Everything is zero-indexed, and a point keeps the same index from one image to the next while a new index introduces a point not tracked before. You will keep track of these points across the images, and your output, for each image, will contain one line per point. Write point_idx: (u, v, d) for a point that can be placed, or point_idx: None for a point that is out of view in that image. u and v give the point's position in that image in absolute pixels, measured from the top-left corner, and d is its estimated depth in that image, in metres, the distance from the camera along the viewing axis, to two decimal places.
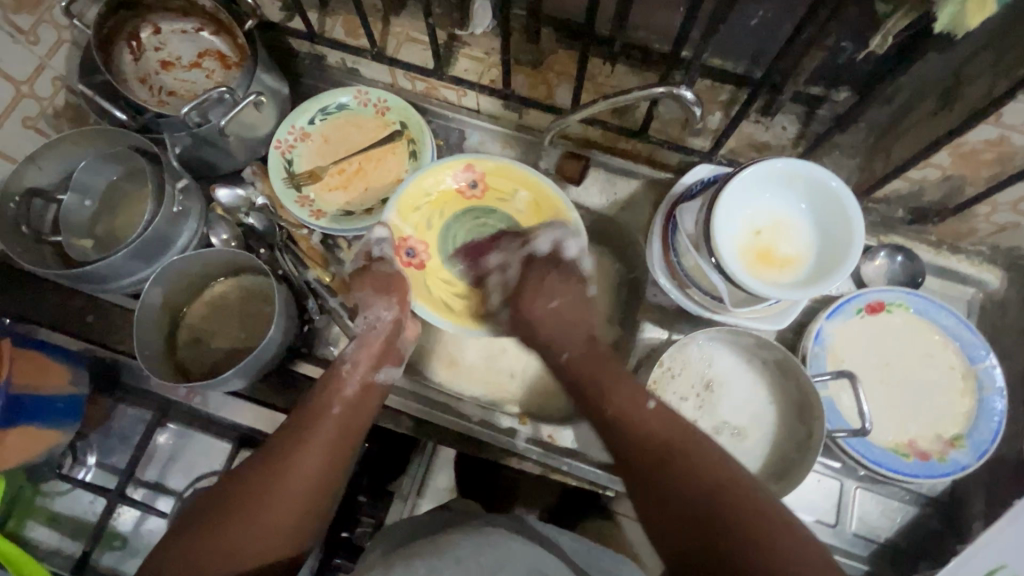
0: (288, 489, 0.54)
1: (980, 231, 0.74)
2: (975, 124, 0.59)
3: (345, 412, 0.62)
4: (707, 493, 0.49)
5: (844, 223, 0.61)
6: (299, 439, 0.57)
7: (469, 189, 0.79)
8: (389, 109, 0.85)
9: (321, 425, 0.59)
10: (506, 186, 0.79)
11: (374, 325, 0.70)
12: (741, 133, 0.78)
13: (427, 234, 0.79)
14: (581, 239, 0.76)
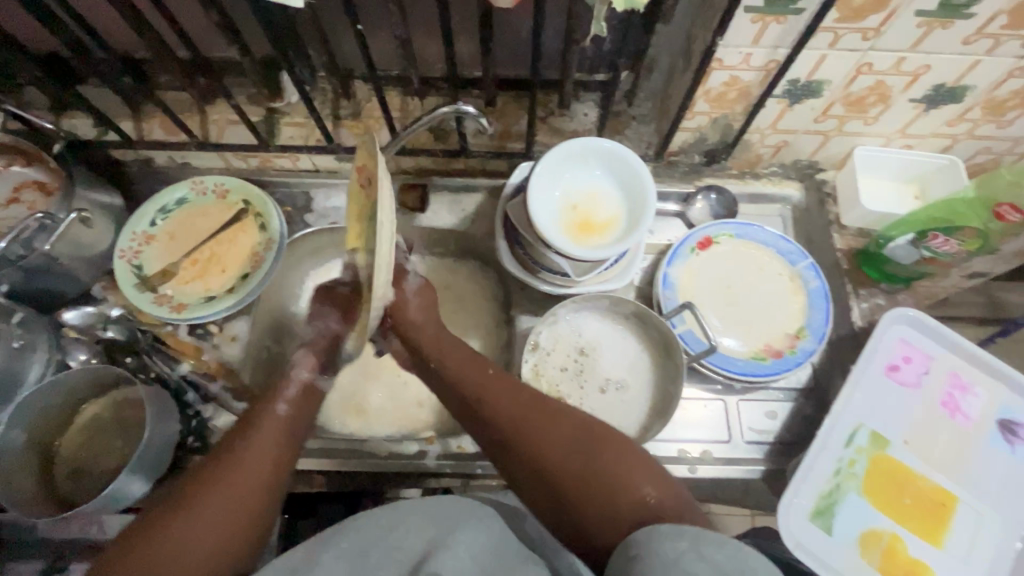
0: (235, 487, 0.51)
1: (764, 155, 0.87)
2: (709, 71, 0.70)
3: (290, 417, 0.59)
4: (573, 447, 0.51)
5: (636, 180, 0.71)
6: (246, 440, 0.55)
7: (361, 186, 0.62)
8: (229, 192, 0.88)
9: (265, 432, 0.56)
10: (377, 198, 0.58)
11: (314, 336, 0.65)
12: (550, 128, 0.87)
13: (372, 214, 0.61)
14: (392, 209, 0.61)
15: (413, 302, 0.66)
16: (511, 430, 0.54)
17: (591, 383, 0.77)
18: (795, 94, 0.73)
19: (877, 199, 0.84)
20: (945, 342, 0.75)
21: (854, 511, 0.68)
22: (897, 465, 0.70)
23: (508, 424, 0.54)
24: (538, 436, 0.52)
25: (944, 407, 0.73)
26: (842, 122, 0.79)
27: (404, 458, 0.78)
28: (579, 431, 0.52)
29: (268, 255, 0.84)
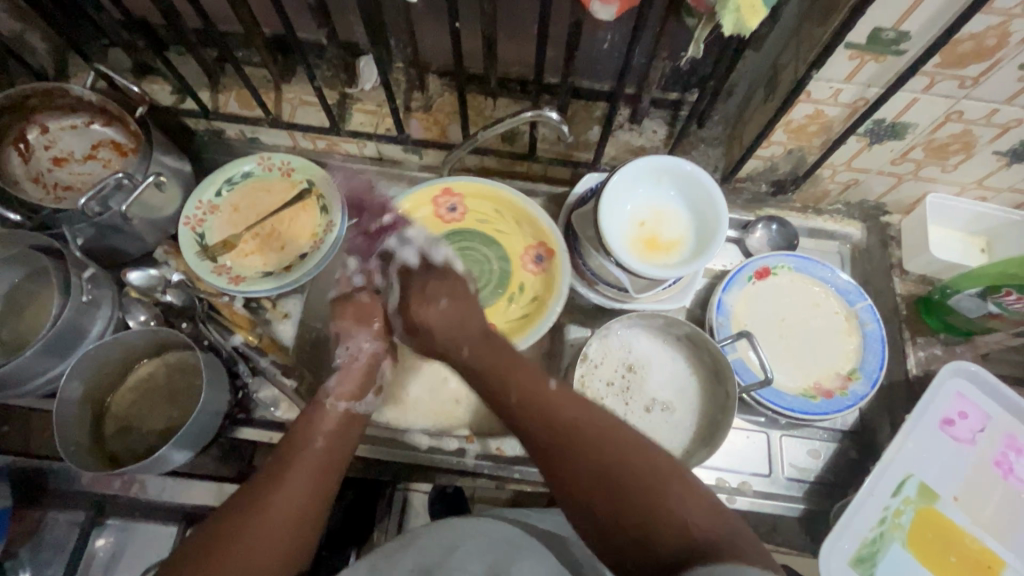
0: (274, 529, 0.52)
1: (832, 191, 0.86)
2: (794, 103, 0.70)
3: (329, 446, 0.60)
4: (607, 471, 0.48)
5: (708, 204, 0.70)
6: (287, 475, 0.55)
7: (451, 213, 0.83)
8: (294, 170, 0.89)
9: (304, 457, 0.58)
10: (489, 209, 0.83)
11: (356, 356, 0.72)
12: (618, 141, 0.87)
13: (472, 221, 0.83)
14: (556, 259, 0.78)
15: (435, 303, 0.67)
16: (550, 449, 0.52)
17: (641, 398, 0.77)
18: (877, 134, 0.72)
19: (943, 247, 0.83)
20: (1005, 402, 0.74)
21: (895, 563, 0.67)
22: (944, 521, 0.69)
23: (545, 446, 0.52)
24: (577, 457, 0.50)
25: (998, 468, 0.71)
26: (919, 166, 0.77)
27: (441, 453, 0.78)
28: (612, 448, 0.50)
29: (328, 237, 0.85)
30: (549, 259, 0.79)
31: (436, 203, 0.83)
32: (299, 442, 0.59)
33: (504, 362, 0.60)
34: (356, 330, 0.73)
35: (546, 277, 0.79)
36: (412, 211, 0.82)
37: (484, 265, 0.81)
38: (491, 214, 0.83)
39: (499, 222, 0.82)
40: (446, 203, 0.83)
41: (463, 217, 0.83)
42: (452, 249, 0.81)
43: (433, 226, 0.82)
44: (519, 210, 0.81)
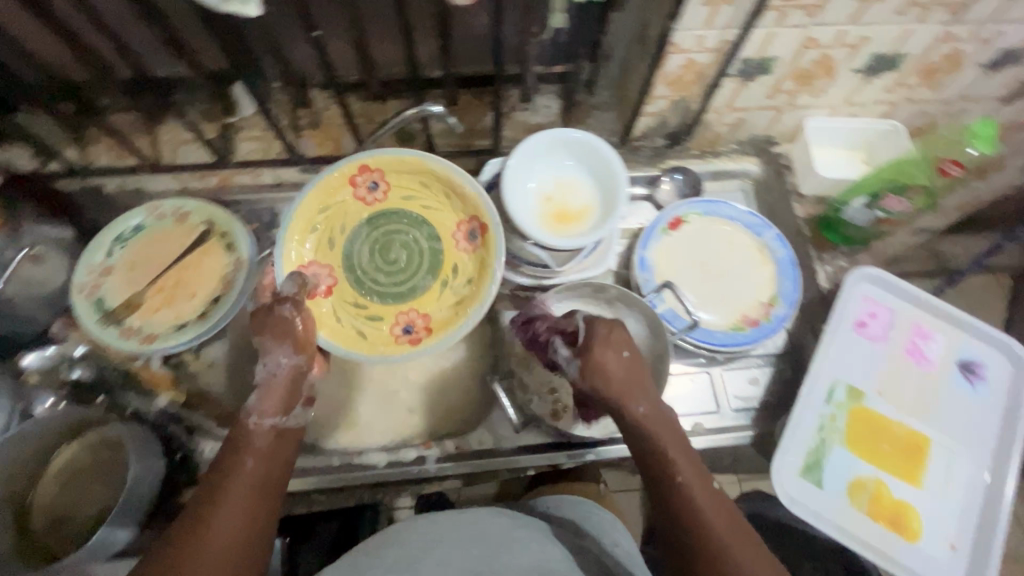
0: (194, 574, 0.45)
1: (723, 133, 0.90)
2: (666, 56, 0.72)
3: (261, 469, 0.53)
4: None
5: (607, 167, 0.72)
6: (210, 517, 0.48)
7: (374, 192, 0.74)
8: (190, 213, 0.85)
9: (231, 492, 0.50)
10: (413, 183, 0.75)
11: (276, 371, 0.59)
12: (515, 122, 0.87)
13: (393, 198, 0.75)
14: (488, 236, 0.71)
15: (611, 363, 0.56)
16: (692, 544, 0.50)
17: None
18: (747, 72, 0.76)
19: (831, 166, 0.88)
20: (906, 296, 0.80)
21: (839, 464, 0.72)
22: (874, 416, 0.74)
23: (688, 538, 0.51)
24: (722, 564, 0.48)
25: (911, 357, 0.78)
26: (792, 96, 0.82)
27: (402, 465, 0.77)
28: (761, 569, 0.48)
29: (239, 275, 0.82)
30: (482, 236, 0.72)
31: (353, 183, 0.74)
32: (224, 473, 0.51)
33: (675, 443, 0.54)
34: (273, 349, 0.59)
35: (479, 258, 0.73)
36: (328, 198, 0.74)
37: (412, 250, 0.75)
38: (416, 187, 0.75)
39: (427, 198, 0.75)
40: (361, 180, 0.74)
41: (386, 196, 0.75)
42: (374, 234, 0.75)
43: (358, 210, 0.75)
44: (445, 184, 0.73)
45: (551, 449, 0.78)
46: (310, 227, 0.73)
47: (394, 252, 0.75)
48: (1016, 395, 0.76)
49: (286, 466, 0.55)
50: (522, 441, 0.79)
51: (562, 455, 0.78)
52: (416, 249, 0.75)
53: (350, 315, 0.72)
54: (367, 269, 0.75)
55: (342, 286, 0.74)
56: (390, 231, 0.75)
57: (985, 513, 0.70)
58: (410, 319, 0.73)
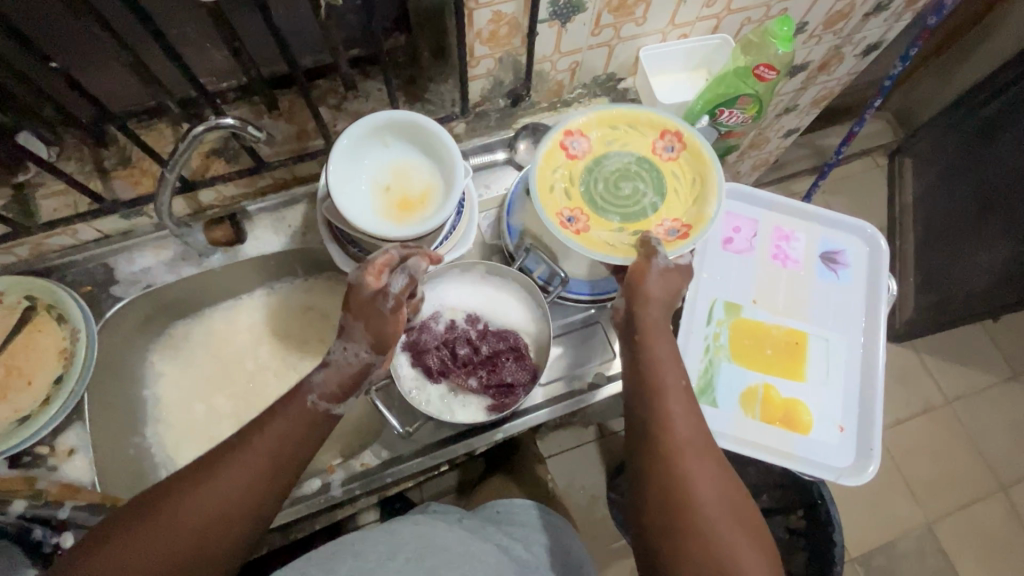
0: (206, 502, 0.51)
1: (564, 80, 0.88)
2: (470, 13, 0.68)
3: (293, 431, 0.56)
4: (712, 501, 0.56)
5: (438, 143, 0.69)
6: (238, 451, 0.53)
7: (667, 154, 0.76)
8: (4, 292, 0.75)
9: (262, 440, 0.54)
10: (702, 162, 0.74)
11: (349, 362, 0.59)
12: (348, 113, 0.82)
13: (672, 166, 0.75)
14: (692, 234, 0.70)
15: (653, 284, 0.66)
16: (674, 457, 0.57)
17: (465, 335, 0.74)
18: (561, 15, 0.73)
19: (673, 91, 0.89)
20: (762, 203, 0.83)
21: (730, 378, 0.74)
22: (753, 324, 0.77)
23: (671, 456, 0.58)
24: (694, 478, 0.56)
25: (777, 260, 0.80)
26: (617, 29, 0.80)
27: (311, 497, 0.74)
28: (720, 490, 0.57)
29: (77, 347, 0.74)
30: (682, 234, 0.71)
31: (658, 139, 0.76)
32: (262, 425, 0.55)
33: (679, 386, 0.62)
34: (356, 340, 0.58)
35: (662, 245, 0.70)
36: (640, 121, 0.77)
37: (642, 193, 0.74)
38: (686, 178, 0.74)
39: (671, 183, 0.74)
40: (664, 140, 0.76)
41: (678, 157, 0.75)
42: (625, 170, 0.75)
43: (642, 146, 0.76)
44: (708, 189, 0.73)
45: (463, 437, 0.75)
46: (646, 137, 0.77)
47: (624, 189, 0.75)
48: (875, 273, 0.80)
49: (314, 445, 0.57)
50: (421, 444, 0.75)
51: (475, 440, 0.75)
52: (640, 204, 0.73)
53: (561, 184, 0.73)
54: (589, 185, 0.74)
55: (548, 197, 0.72)
56: (660, 186, 0.74)
57: (865, 392, 0.74)
58: (577, 214, 0.72)
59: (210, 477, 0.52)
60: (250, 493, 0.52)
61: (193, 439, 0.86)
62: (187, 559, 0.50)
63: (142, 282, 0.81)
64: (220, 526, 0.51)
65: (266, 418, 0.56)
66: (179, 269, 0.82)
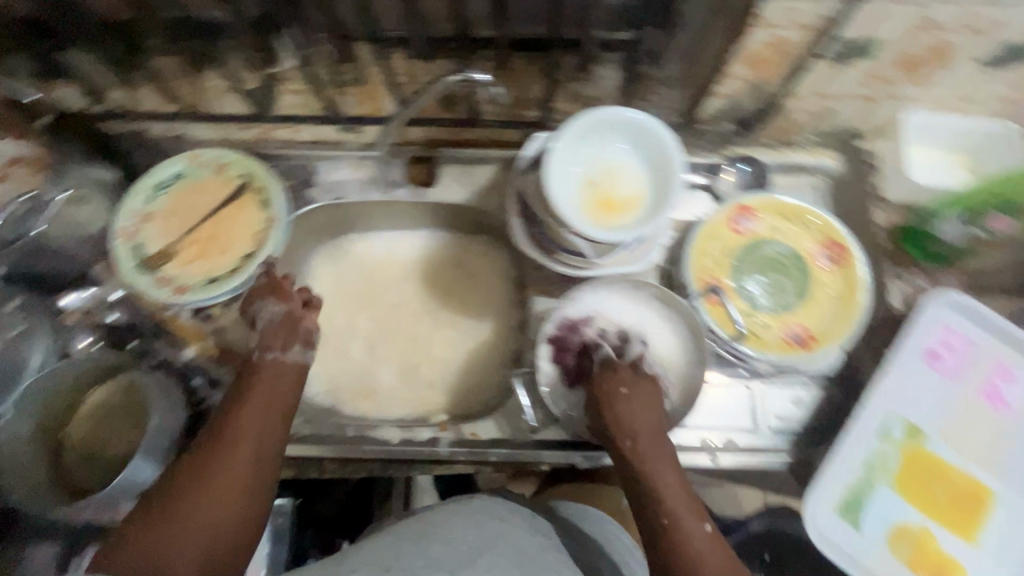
0: (214, 482, 0.53)
1: (803, 121, 0.80)
2: (748, 31, 0.63)
3: (269, 391, 0.62)
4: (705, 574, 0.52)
5: (663, 156, 0.65)
6: (226, 423, 0.58)
7: (823, 264, 0.78)
8: (229, 166, 0.84)
9: (248, 404, 0.60)
10: (853, 286, 0.76)
11: (269, 320, 0.69)
12: (568, 94, 0.81)
13: (821, 276, 0.77)
14: (815, 347, 0.74)
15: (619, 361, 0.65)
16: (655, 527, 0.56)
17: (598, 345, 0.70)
18: (841, 56, 0.66)
19: (927, 169, 0.77)
20: (991, 327, 0.70)
21: (883, 506, 0.66)
22: (930, 459, 0.67)
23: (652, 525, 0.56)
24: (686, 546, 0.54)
25: (986, 398, 0.69)
26: (892, 86, 0.71)
27: (419, 444, 0.76)
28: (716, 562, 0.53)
29: (271, 233, 0.81)
30: (806, 343, 0.74)
31: (819, 246, 0.78)
32: (239, 398, 0.61)
33: (656, 446, 0.60)
34: (267, 299, 0.70)
35: (784, 346, 0.74)
36: (810, 224, 0.79)
37: (785, 289, 0.77)
38: (833, 292, 0.77)
39: (815, 291, 0.77)
40: (826, 250, 0.78)
41: (832, 270, 0.77)
42: (777, 262, 0.79)
43: (803, 247, 0.79)
44: (848, 312, 0.75)
45: (567, 447, 0.74)
46: (810, 239, 0.79)
47: (771, 276, 0.78)
48: None
49: (291, 402, 0.63)
50: (532, 435, 0.75)
51: (578, 455, 0.74)
52: (779, 298, 0.77)
53: (716, 252, 0.78)
54: (740, 265, 0.78)
55: (702, 258, 0.77)
56: (802, 291, 0.77)
57: None
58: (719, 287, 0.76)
59: (206, 459, 0.54)
60: (254, 460, 0.56)
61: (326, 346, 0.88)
62: (215, 534, 0.51)
63: (336, 193, 0.87)
64: (238, 497, 0.53)
65: (232, 405, 0.60)
66: (369, 192, 0.87)
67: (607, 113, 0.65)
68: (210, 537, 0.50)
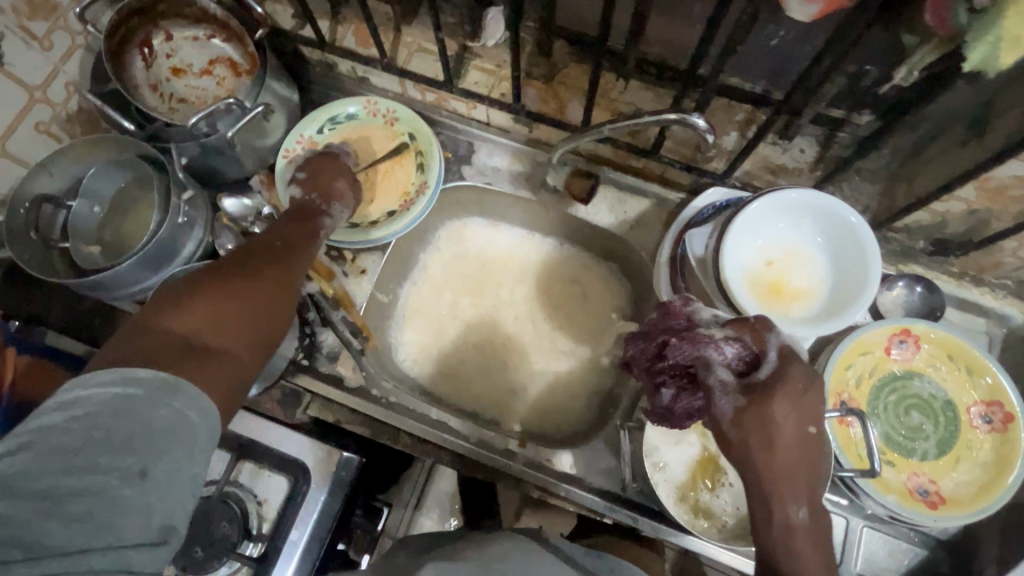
0: (263, 273, 0.57)
1: (1005, 265, 0.71)
2: (1005, 160, 0.56)
3: (306, 230, 0.68)
4: None
5: (859, 263, 0.59)
6: (273, 243, 0.62)
7: (976, 421, 0.69)
8: (398, 120, 0.85)
9: (290, 235, 0.65)
10: (1006, 459, 0.67)
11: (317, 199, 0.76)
12: (757, 155, 0.77)
13: (969, 432, 0.69)
14: (941, 509, 0.67)
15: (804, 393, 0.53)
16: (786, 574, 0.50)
17: (725, 353, 0.55)
18: None
19: None
20: None
21: None
22: None
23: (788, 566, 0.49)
24: None
25: None
26: None
27: (494, 450, 0.77)
28: None
29: (419, 199, 0.81)
30: (930, 499, 0.67)
31: (982, 400, 0.70)
32: (280, 229, 0.66)
33: (806, 475, 0.52)
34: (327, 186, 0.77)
35: (905, 495, 0.68)
36: (981, 375, 0.69)
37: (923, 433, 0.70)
38: (979, 456, 0.68)
39: (957, 447, 0.69)
40: (988, 407, 0.69)
41: (985, 433, 0.69)
42: (924, 401, 0.71)
43: (959, 395, 0.70)
44: (990, 486, 0.67)
45: (635, 508, 0.73)
46: (973, 390, 0.70)
47: (911, 413, 0.71)
48: None
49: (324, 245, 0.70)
50: (618, 491, 0.74)
51: (646, 520, 0.72)
52: (911, 439, 0.70)
53: (861, 369, 0.71)
54: (881, 391, 0.71)
55: (845, 372, 0.71)
56: (942, 442, 0.70)
57: None
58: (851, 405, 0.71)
59: (248, 261, 0.58)
60: (294, 269, 0.61)
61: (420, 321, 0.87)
62: (262, 318, 0.55)
63: (488, 177, 0.86)
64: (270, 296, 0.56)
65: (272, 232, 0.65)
66: (519, 187, 0.86)
67: (811, 198, 0.60)
68: (260, 318, 0.54)
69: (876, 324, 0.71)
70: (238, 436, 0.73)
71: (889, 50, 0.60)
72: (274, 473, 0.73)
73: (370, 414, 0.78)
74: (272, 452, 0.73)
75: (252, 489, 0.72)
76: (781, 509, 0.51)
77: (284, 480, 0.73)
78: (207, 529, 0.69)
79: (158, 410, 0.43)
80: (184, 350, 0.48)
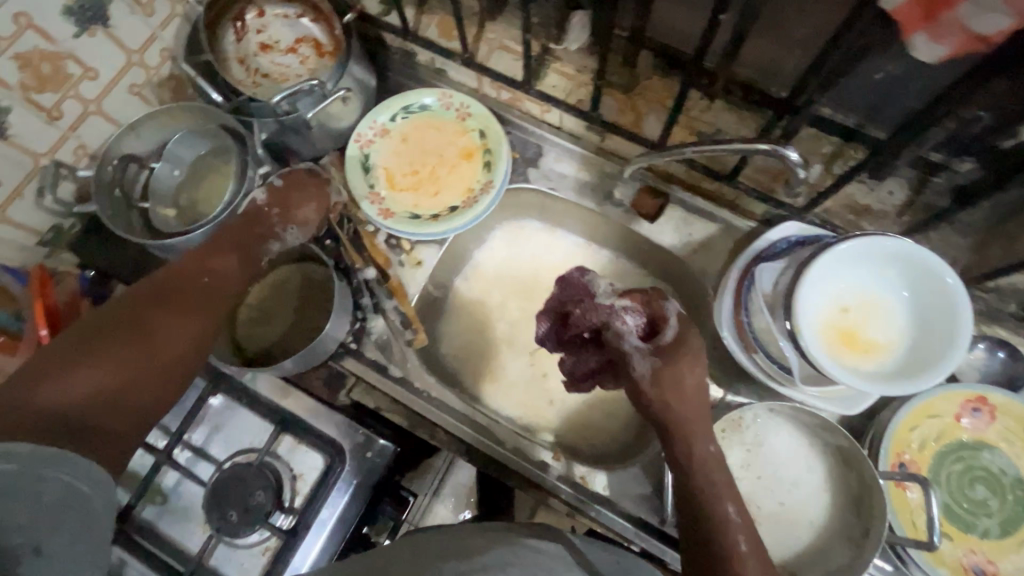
0: (176, 325, 0.61)
1: None
2: None
3: (241, 252, 0.72)
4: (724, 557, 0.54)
5: (944, 323, 0.56)
6: (192, 283, 0.66)
7: None
8: (471, 116, 0.85)
9: (215, 265, 0.69)
10: None
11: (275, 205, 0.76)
12: (840, 193, 0.73)
13: None
14: None
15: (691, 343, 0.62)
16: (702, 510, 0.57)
17: (628, 322, 0.63)
18: None
19: None
20: None
21: None
22: None
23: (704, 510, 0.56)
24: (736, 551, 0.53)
25: None
26: None
27: (528, 458, 0.77)
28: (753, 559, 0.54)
29: (483, 196, 0.81)
30: None
31: None
32: (203, 259, 0.69)
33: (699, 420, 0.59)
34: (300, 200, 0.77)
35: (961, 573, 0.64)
36: None
37: (989, 510, 0.66)
38: None
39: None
40: None
41: None
42: (995, 476, 0.66)
43: None
44: None
45: (665, 540, 0.72)
46: None
47: (979, 486, 0.66)
48: None
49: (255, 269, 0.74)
50: (654, 522, 0.73)
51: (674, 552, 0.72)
52: (975, 515, 0.66)
53: (930, 432, 0.67)
54: (948, 459, 0.67)
55: (911, 432, 0.67)
56: (1007, 521, 0.65)
57: None
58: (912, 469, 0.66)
59: (159, 313, 0.61)
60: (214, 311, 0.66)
61: (467, 317, 0.87)
62: (170, 367, 0.59)
63: (552, 182, 0.85)
64: (172, 354, 0.59)
65: (198, 265, 0.68)
66: (583, 196, 0.84)
67: (904, 248, 0.56)
68: (159, 367, 0.58)
69: (950, 387, 0.67)
70: (281, 410, 0.75)
71: (1012, 98, 0.54)
72: (312, 450, 0.74)
73: (410, 405, 0.79)
74: (312, 430, 0.74)
75: (288, 462, 0.74)
76: (687, 446, 0.58)
77: (320, 458, 0.74)
78: (243, 496, 0.71)
79: (47, 478, 0.42)
80: (70, 421, 0.49)
